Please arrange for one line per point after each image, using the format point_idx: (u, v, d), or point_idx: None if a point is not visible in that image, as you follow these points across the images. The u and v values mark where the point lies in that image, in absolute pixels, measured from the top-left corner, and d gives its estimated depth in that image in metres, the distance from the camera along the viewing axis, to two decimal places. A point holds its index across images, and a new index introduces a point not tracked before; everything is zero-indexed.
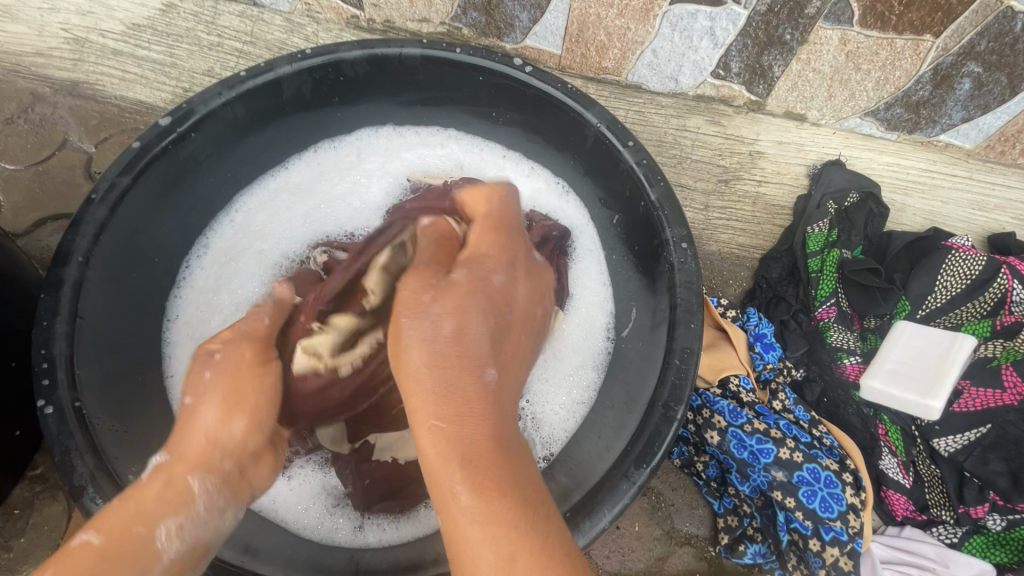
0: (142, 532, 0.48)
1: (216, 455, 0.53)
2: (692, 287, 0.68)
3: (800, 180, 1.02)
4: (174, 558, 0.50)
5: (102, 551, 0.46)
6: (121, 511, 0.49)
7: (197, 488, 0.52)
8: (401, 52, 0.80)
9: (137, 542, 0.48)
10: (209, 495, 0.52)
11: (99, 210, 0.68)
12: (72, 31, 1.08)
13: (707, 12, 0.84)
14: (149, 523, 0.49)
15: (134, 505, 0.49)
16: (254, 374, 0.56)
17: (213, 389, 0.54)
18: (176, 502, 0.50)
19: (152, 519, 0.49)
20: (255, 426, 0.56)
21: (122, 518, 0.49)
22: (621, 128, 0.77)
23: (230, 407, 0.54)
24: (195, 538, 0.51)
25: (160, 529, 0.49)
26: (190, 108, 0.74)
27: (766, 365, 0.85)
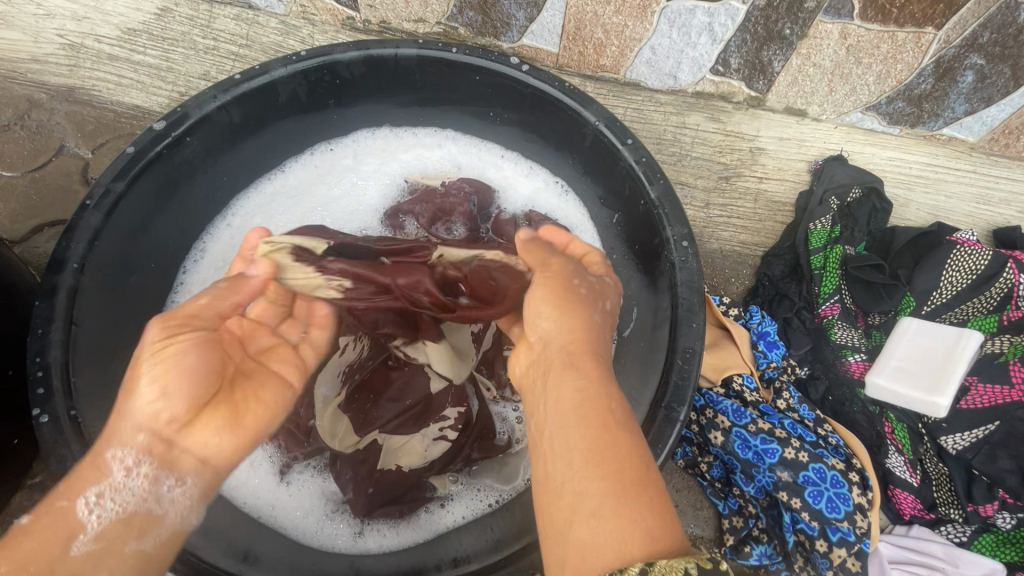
0: (66, 506, 0.44)
1: (142, 420, 0.46)
2: (693, 286, 0.67)
3: (801, 176, 1.01)
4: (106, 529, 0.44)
5: (33, 529, 0.43)
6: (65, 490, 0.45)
7: (116, 457, 0.46)
8: (396, 52, 0.79)
9: (59, 514, 0.43)
10: (128, 465, 0.46)
11: (94, 216, 0.67)
12: (67, 36, 1.08)
13: (705, 8, 0.83)
14: (70, 496, 0.44)
15: (70, 481, 0.45)
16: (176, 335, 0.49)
17: (137, 361, 0.47)
18: (96, 474, 0.45)
19: (77, 490, 0.45)
20: (171, 396, 0.47)
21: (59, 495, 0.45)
22: (620, 126, 0.76)
23: (134, 375, 0.47)
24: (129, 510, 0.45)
25: (81, 501, 0.44)
26: (185, 112, 0.73)
27: (770, 363, 0.85)
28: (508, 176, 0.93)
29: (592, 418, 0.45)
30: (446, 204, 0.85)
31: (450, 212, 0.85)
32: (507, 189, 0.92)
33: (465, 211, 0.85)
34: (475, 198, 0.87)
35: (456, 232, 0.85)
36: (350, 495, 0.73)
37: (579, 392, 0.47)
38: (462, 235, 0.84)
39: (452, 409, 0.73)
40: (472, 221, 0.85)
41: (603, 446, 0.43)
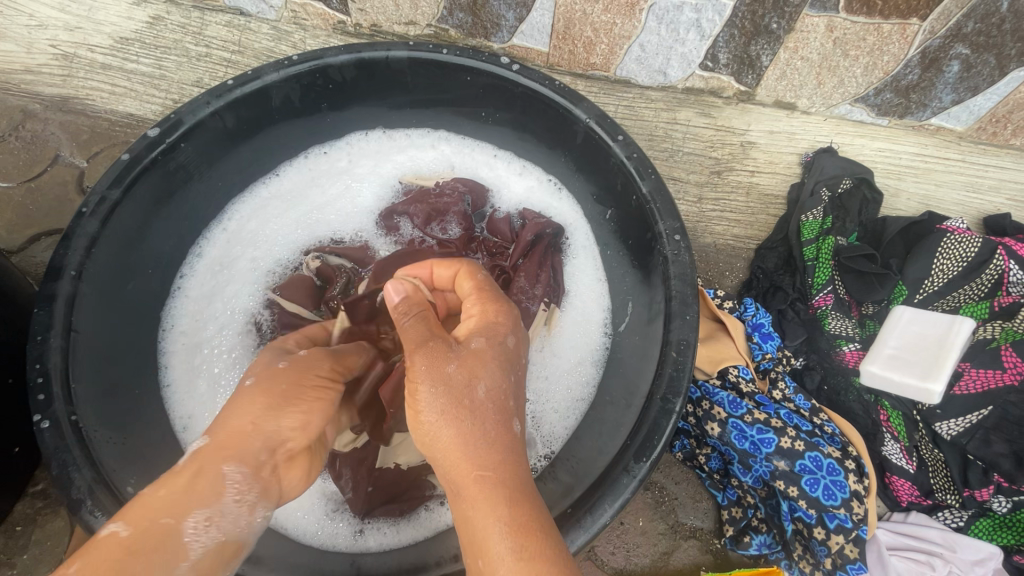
0: (170, 523, 0.43)
1: (257, 443, 0.49)
2: (686, 279, 0.67)
3: (792, 169, 1.02)
4: (201, 558, 0.43)
5: (130, 546, 0.41)
6: (153, 500, 0.44)
7: (231, 478, 0.47)
8: (388, 54, 0.80)
9: (165, 530, 0.42)
10: (242, 488, 0.47)
11: (91, 224, 0.68)
12: (60, 46, 1.09)
13: (692, 5, 0.84)
14: (176, 513, 0.43)
15: (164, 493, 0.45)
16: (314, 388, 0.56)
17: (273, 391, 0.53)
18: (208, 494, 0.45)
19: (184, 509, 0.44)
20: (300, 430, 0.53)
21: (146, 507, 0.43)
22: (610, 123, 0.76)
23: (281, 404, 0.53)
24: (228, 534, 0.45)
25: (189, 521, 0.44)
26: (179, 119, 0.74)
27: (765, 355, 0.85)
28: (501, 175, 0.93)
29: (515, 545, 0.44)
30: (440, 204, 0.86)
31: (443, 212, 0.86)
32: (500, 188, 0.93)
33: (460, 210, 0.86)
34: (468, 198, 0.88)
35: (452, 232, 0.86)
36: (349, 494, 0.73)
37: (503, 517, 0.45)
38: (458, 234, 0.86)
39: None
40: (466, 219, 0.86)
41: (532, 560, 0.43)
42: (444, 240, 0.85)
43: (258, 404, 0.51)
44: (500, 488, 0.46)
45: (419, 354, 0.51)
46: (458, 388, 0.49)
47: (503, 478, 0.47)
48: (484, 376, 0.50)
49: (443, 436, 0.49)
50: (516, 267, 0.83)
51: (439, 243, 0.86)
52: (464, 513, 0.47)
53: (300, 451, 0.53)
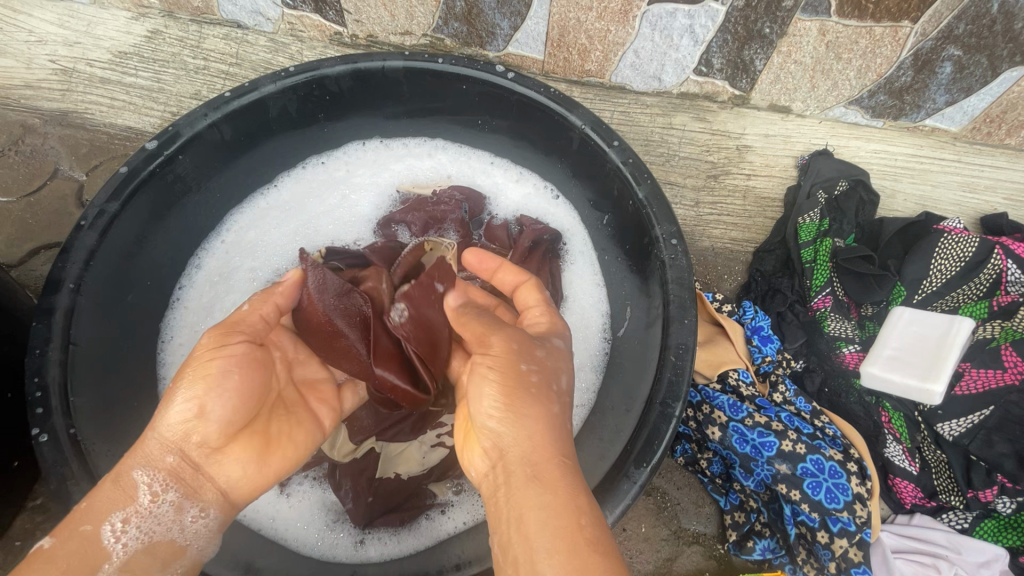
0: (90, 530, 0.49)
1: (160, 445, 0.52)
2: (684, 282, 0.67)
3: (788, 172, 1.02)
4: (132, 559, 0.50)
5: (52, 555, 0.47)
6: (78, 512, 0.50)
7: (143, 482, 0.52)
8: (383, 65, 0.80)
9: (87, 537, 0.49)
10: (155, 489, 0.52)
11: (89, 237, 0.68)
12: (60, 61, 1.10)
13: (685, 11, 0.85)
14: (94, 521, 0.50)
15: (87, 504, 0.50)
16: (207, 358, 0.54)
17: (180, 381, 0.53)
18: (122, 499, 0.51)
19: (101, 516, 0.50)
20: (213, 422, 0.53)
21: (73, 517, 0.50)
22: (605, 128, 0.77)
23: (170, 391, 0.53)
24: (153, 535, 0.51)
25: (108, 527, 0.50)
26: (176, 131, 0.74)
27: (765, 358, 0.85)
28: (498, 182, 0.94)
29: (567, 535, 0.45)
30: (438, 212, 0.87)
31: (441, 220, 0.86)
32: (497, 196, 0.93)
33: (457, 218, 0.86)
34: (465, 205, 0.88)
35: (448, 239, 0.86)
36: (349, 504, 0.73)
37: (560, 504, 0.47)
38: (455, 242, 0.86)
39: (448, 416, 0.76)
40: (464, 227, 0.87)
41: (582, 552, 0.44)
42: None
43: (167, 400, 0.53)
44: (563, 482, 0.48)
45: (502, 335, 0.54)
46: (549, 378, 0.53)
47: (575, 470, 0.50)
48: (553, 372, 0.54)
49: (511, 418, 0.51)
50: None
51: None
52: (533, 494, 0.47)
53: (227, 442, 0.54)
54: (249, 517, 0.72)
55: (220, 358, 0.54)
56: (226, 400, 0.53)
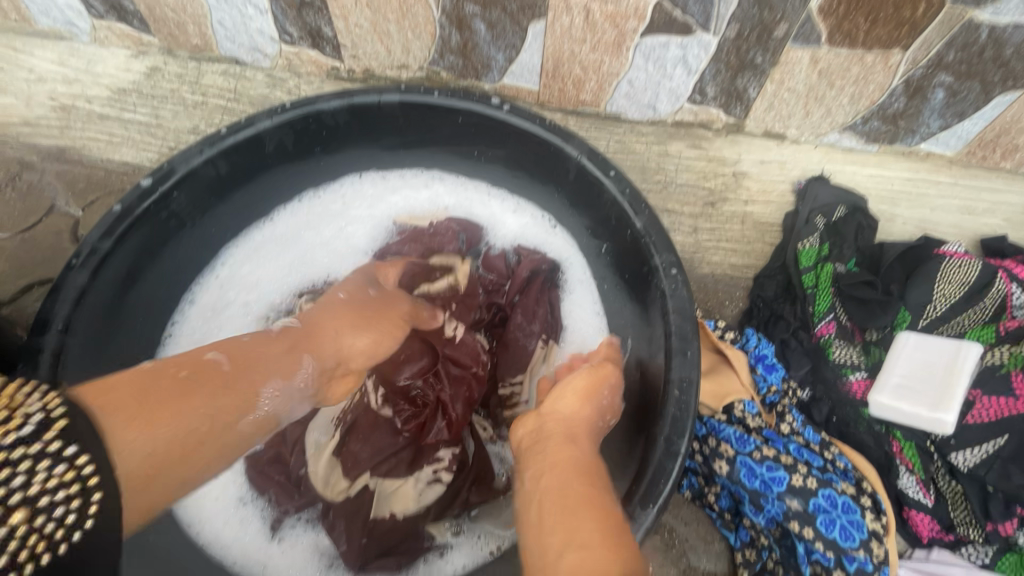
0: (226, 371, 0.61)
1: (328, 348, 0.69)
2: (684, 313, 0.66)
3: (785, 198, 1.02)
4: (261, 417, 0.63)
5: (186, 379, 0.58)
6: (238, 348, 0.64)
7: (303, 371, 0.67)
8: (380, 98, 0.81)
9: (249, 382, 0.62)
10: (306, 376, 0.67)
11: (80, 276, 0.67)
12: (59, 99, 1.11)
13: (678, 42, 0.87)
14: (239, 368, 0.62)
15: (247, 344, 0.65)
16: (394, 314, 0.76)
17: (356, 308, 0.72)
18: (280, 369, 0.65)
19: (268, 377, 0.64)
20: (375, 344, 0.72)
21: (234, 348, 0.64)
22: (601, 158, 0.77)
23: (361, 323, 0.72)
24: (280, 407, 0.65)
25: (260, 393, 0.63)
26: (172, 168, 0.74)
27: (770, 388, 0.83)
28: (495, 213, 0.94)
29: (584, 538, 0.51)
30: (435, 243, 0.89)
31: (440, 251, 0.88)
32: (494, 227, 0.93)
33: (454, 249, 0.89)
34: (463, 236, 0.91)
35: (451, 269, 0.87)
36: (343, 548, 0.72)
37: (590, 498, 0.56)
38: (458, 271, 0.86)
39: (446, 449, 0.76)
40: (464, 257, 0.88)
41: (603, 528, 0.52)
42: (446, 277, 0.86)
43: (342, 320, 0.71)
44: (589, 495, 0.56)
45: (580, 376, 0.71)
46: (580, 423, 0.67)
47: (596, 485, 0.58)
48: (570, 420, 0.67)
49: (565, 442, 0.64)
50: (513, 304, 0.86)
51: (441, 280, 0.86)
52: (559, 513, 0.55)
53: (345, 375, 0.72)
54: (239, 563, 0.72)
55: (404, 327, 0.76)
56: (369, 342, 0.71)
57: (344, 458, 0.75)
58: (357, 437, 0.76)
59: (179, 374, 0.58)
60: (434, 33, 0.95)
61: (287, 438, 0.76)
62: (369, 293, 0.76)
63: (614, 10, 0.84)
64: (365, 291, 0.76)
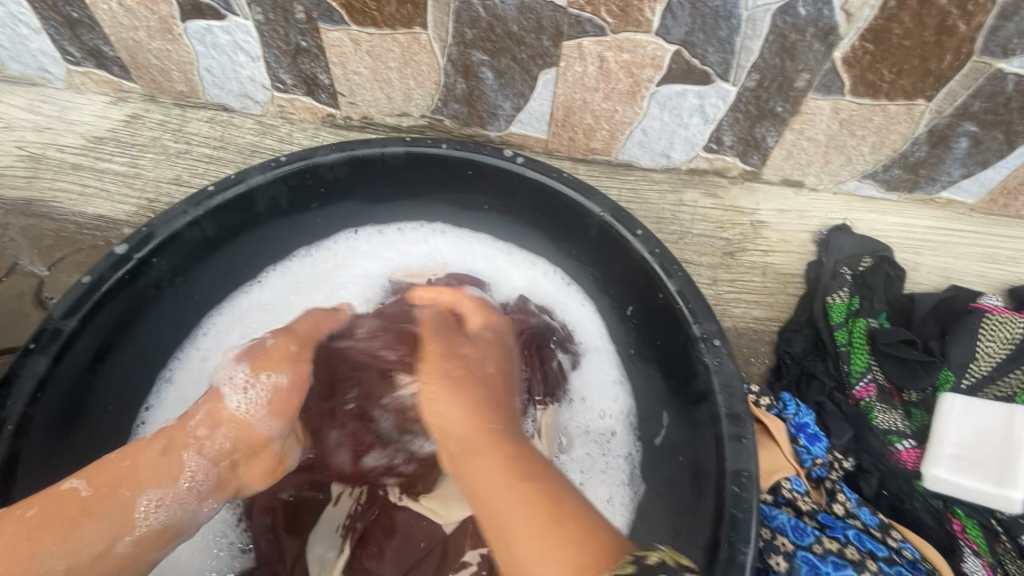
0: (125, 495, 0.58)
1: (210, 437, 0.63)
2: (733, 393, 0.60)
3: (807, 247, 0.97)
4: (144, 534, 0.58)
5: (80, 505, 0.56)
6: (117, 472, 0.59)
7: (188, 468, 0.61)
8: (383, 150, 0.76)
9: (118, 504, 0.57)
10: (193, 478, 0.61)
11: (41, 362, 0.60)
12: (27, 147, 1.02)
13: (695, 91, 0.84)
14: (131, 490, 0.58)
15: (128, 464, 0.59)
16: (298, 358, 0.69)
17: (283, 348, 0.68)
18: (163, 477, 0.60)
19: (138, 487, 0.59)
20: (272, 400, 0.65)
21: (104, 473, 0.58)
22: (627, 216, 0.72)
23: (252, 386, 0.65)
24: (172, 517, 0.60)
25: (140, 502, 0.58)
26: (151, 231, 0.67)
27: (815, 461, 0.78)
28: (501, 268, 0.87)
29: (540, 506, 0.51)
30: None
31: None
32: (500, 281, 0.86)
33: None
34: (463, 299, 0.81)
35: None
36: None
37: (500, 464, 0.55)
38: None
39: (471, 552, 0.69)
40: None
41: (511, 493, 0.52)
42: None
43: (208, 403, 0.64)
44: (542, 482, 0.53)
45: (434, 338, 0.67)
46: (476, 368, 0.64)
47: (524, 454, 0.56)
48: (501, 386, 0.64)
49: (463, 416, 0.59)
50: None
51: None
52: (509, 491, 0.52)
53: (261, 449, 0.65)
54: None
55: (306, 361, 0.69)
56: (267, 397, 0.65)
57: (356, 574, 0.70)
58: (371, 550, 0.70)
59: (27, 512, 0.55)
60: (438, 81, 0.90)
61: (285, 554, 0.72)
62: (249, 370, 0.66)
63: (630, 58, 0.80)
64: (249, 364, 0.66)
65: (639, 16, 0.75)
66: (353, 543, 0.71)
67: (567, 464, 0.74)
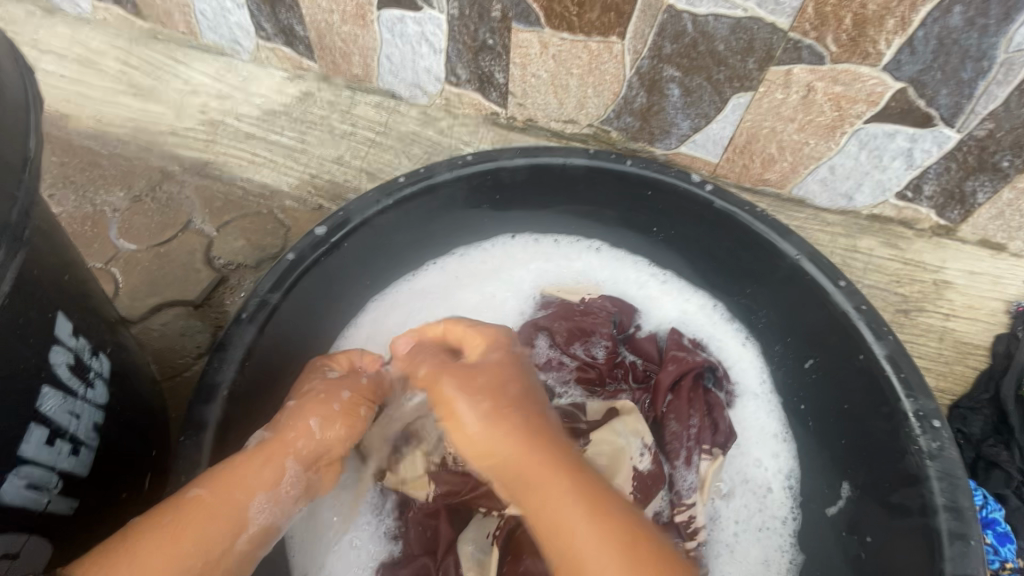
0: (240, 498, 0.55)
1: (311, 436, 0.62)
2: (953, 483, 0.54)
3: (997, 317, 0.87)
4: (256, 530, 0.56)
5: (209, 508, 0.53)
6: (231, 475, 0.56)
7: (288, 475, 0.59)
8: (566, 161, 0.74)
9: (239, 506, 0.55)
10: (291, 484, 0.59)
11: (247, 330, 0.62)
12: (209, 113, 1.10)
13: (908, 133, 0.76)
14: (246, 491, 0.56)
15: (240, 471, 0.56)
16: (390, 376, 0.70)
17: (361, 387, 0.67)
18: (270, 480, 0.58)
19: (252, 491, 0.56)
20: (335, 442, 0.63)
21: (226, 479, 0.55)
22: (828, 264, 0.66)
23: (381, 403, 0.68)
24: (277, 516, 0.58)
25: (253, 503, 0.56)
26: (346, 216, 0.69)
27: (1003, 564, 0.72)
28: (653, 293, 0.83)
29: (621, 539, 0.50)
30: (586, 324, 0.77)
31: (589, 332, 0.77)
32: (651, 307, 0.83)
33: (607, 332, 0.76)
34: (617, 317, 0.78)
35: (597, 355, 0.76)
36: None
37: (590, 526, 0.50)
38: (604, 359, 0.76)
39: None
40: (613, 343, 0.77)
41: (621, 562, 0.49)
42: (588, 364, 0.76)
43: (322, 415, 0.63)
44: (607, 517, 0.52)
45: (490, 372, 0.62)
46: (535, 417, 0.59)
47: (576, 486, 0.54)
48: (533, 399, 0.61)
49: (495, 444, 0.56)
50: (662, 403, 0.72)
51: (580, 365, 0.76)
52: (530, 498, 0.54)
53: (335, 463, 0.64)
54: None
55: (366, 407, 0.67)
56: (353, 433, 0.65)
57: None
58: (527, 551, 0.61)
59: (164, 518, 0.52)
60: (618, 92, 0.87)
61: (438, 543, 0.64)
62: (339, 402, 0.65)
63: (843, 91, 0.74)
64: (337, 397, 0.65)
65: (871, 48, 0.68)
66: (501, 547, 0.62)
67: (721, 512, 0.69)
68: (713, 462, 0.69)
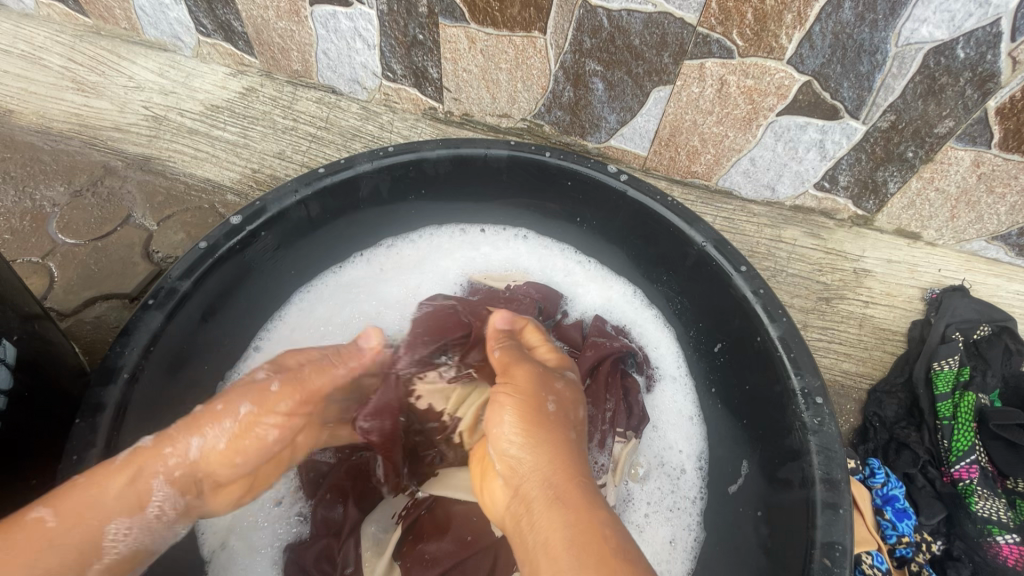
0: (94, 524, 0.50)
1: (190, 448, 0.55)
2: (833, 458, 0.57)
3: (914, 304, 0.90)
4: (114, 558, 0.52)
5: (54, 535, 0.49)
6: (83, 496, 0.51)
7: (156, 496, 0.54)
8: (487, 152, 0.76)
9: (87, 537, 0.50)
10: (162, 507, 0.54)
11: (155, 317, 0.63)
12: (152, 108, 1.10)
13: (818, 125, 0.79)
14: (102, 517, 0.51)
15: (99, 493, 0.51)
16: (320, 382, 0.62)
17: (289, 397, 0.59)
18: (133, 504, 0.52)
19: (109, 515, 0.51)
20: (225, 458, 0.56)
21: (81, 501, 0.51)
22: (732, 250, 0.68)
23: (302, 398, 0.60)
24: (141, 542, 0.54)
25: (111, 530, 0.51)
26: (264, 206, 0.70)
27: (900, 538, 0.75)
28: (579, 281, 0.85)
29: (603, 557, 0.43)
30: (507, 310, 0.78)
31: None
32: (577, 295, 0.84)
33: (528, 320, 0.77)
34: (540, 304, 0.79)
35: None
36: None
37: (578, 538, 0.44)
38: None
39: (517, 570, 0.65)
40: None
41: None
42: None
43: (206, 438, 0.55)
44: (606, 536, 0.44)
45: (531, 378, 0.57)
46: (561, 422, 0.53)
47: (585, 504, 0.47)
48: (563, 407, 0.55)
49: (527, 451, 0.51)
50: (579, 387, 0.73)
51: None
52: (551, 517, 0.46)
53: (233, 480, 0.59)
54: None
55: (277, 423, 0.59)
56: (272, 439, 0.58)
57: (411, 561, 0.65)
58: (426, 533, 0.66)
59: None
60: (546, 86, 0.89)
61: (342, 527, 0.68)
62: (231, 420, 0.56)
63: (754, 84, 0.76)
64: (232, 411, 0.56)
65: (773, 42, 0.70)
66: (405, 529, 0.67)
67: (634, 493, 0.71)
68: (625, 445, 0.71)
